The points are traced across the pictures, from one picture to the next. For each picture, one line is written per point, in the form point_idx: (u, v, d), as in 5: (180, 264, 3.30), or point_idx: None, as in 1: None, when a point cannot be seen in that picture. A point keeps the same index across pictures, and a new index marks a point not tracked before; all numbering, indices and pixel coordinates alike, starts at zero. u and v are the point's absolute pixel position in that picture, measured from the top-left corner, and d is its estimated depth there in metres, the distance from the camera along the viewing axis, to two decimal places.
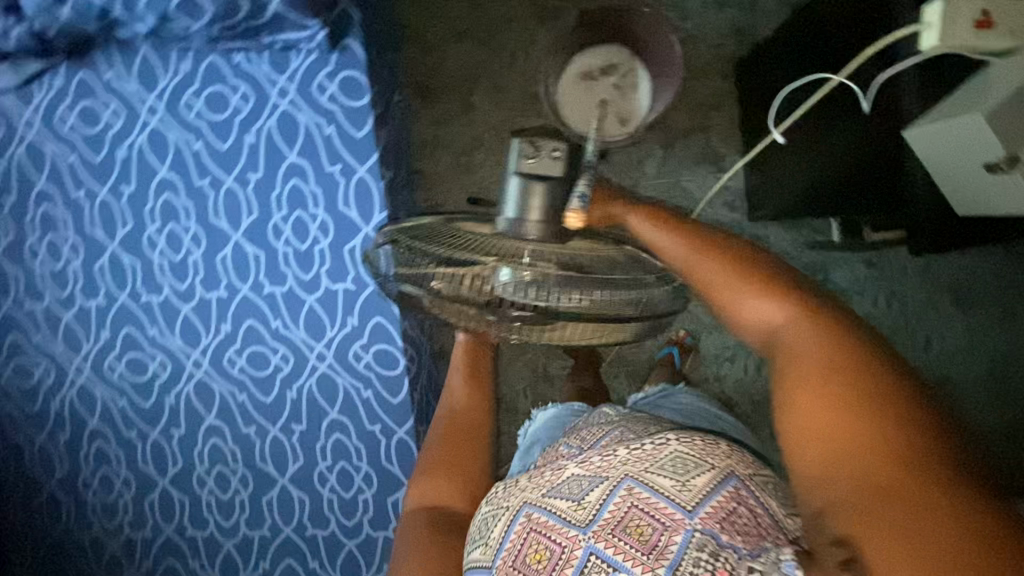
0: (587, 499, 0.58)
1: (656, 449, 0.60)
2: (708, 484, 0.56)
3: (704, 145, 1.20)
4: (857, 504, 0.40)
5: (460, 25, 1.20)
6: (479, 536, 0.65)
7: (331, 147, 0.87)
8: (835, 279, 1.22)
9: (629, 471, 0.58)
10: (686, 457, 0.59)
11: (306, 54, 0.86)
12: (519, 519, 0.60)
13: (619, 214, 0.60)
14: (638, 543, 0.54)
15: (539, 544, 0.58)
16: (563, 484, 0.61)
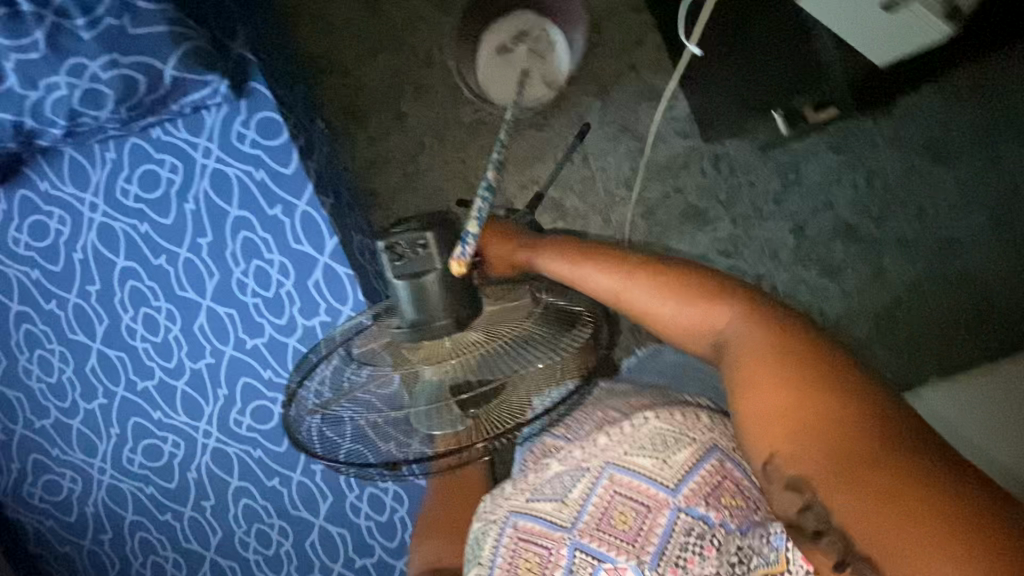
0: (570, 497, 0.79)
1: (638, 430, 0.79)
2: (687, 462, 0.74)
3: (638, 83, 1.18)
4: (831, 481, 0.50)
5: (368, 39, 1.20)
6: (475, 556, 0.83)
7: (267, 191, 0.88)
8: (808, 174, 1.19)
9: (609, 459, 0.78)
10: (665, 435, 0.77)
11: (217, 109, 0.86)
12: (510, 530, 0.80)
13: (523, 260, 0.79)
14: (626, 533, 0.73)
15: (529, 554, 0.78)
16: (551, 490, 0.81)
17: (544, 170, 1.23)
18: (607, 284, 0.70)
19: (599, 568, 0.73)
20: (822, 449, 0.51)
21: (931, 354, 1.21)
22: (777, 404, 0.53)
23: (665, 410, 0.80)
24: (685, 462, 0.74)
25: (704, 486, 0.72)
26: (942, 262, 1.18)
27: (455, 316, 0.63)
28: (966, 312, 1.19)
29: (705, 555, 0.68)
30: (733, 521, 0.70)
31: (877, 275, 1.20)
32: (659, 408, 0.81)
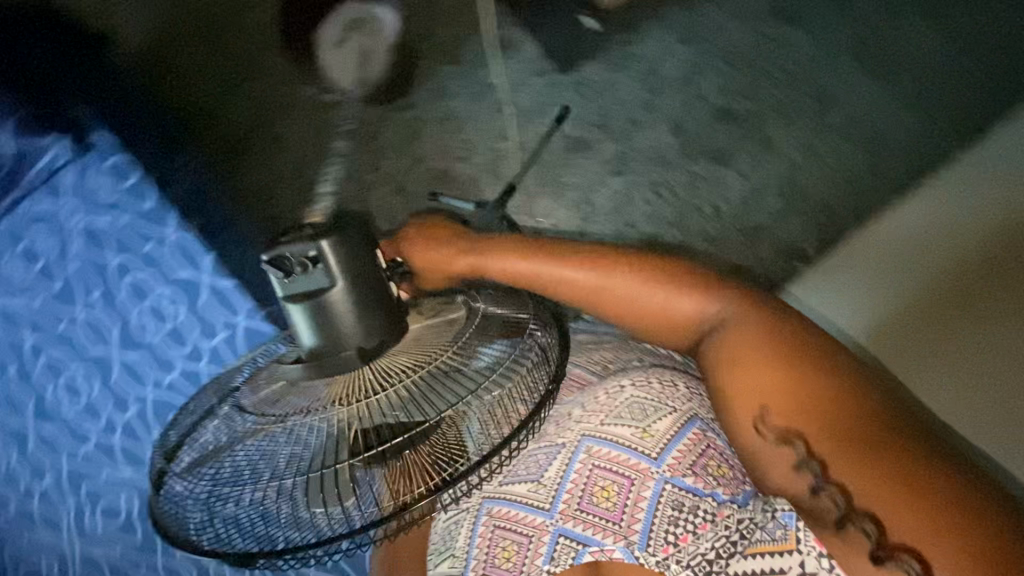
0: (546, 476, 0.78)
1: (614, 399, 0.81)
2: (669, 428, 0.77)
3: (483, 37, 1.21)
4: (829, 453, 0.66)
5: None
6: (446, 548, 0.81)
7: (136, 229, 0.92)
8: (669, 73, 1.20)
9: (587, 431, 0.79)
10: (642, 404, 0.80)
11: (72, 168, 0.92)
12: (484, 517, 0.79)
13: (465, 265, 0.82)
14: (613, 508, 0.74)
15: (506, 543, 0.76)
16: (526, 468, 0.81)
17: (423, 147, 1.26)
18: (585, 281, 0.80)
19: (585, 551, 0.72)
20: (801, 416, 0.69)
21: (845, 206, 1.19)
22: (755, 384, 0.72)
23: (642, 378, 0.84)
24: (666, 431, 0.77)
25: (689, 456, 0.75)
26: (824, 117, 1.19)
27: (380, 341, 0.65)
28: (862, 157, 1.19)
29: (700, 531, 0.70)
30: (722, 491, 0.73)
31: (767, 148, 1.20)
32: (635, 375, 0.85)
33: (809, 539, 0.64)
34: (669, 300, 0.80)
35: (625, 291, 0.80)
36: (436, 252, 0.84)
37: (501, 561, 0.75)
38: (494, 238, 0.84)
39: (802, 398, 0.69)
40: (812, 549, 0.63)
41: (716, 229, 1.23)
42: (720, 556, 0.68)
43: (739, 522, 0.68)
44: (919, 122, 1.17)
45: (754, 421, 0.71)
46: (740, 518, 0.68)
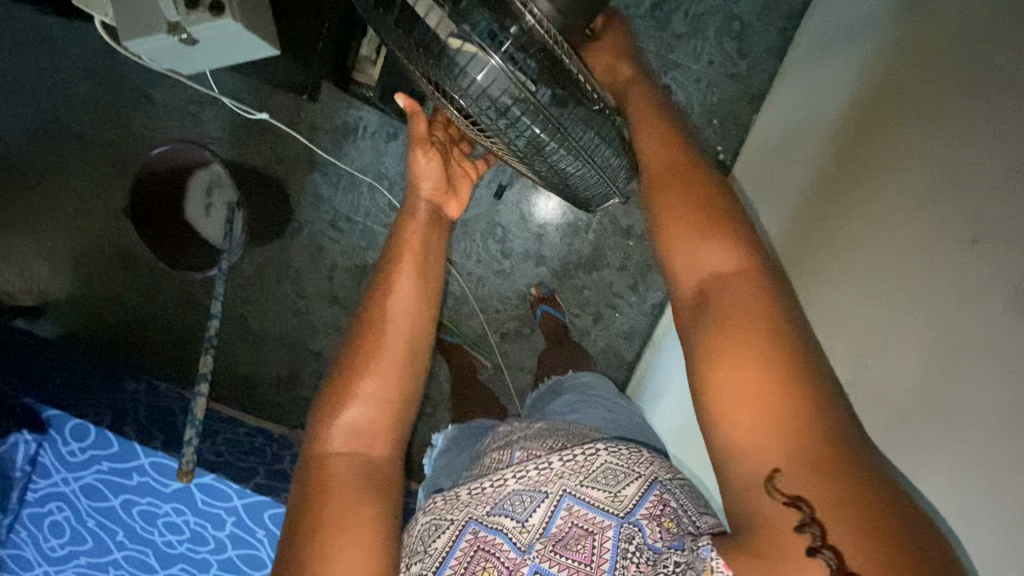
0: (531, 520, 0.58)
1: (588, 460, 0.61)
2: (638, 491, 0.59)
3: (326, 135, 1.24)
4: (786, 445, 0.47)
5: (140, 290, 1.34)
6: (419, 551, 0.61)
7: (118, 470, 0.99)
8: None
9: (567, 487, 0.59)
10: (616, 468, 0.61)
11: (44, 447, 1.00)
12: (467, 535, 0.59)
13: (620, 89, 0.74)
14: (581, 552, 0.57)
15: (487, 564, 0.57)
16: (507, 500, 0.60)
17: (332, 253, 1.29)
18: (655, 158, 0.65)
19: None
20: (788, 443, 0.47)
21: (735, 101, 1.13)
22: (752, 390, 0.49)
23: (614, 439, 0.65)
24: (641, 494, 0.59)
25: (656, 515, 0.57)
26: (669, 28, 1.12)
27: None
28: (725, 47, 1.12)
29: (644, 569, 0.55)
30: (660, 540, 0.56)
31: None
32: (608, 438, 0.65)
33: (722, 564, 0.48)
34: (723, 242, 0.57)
35: (673, 199, 0.61)
36: (617, 60, 0.74)
37: None
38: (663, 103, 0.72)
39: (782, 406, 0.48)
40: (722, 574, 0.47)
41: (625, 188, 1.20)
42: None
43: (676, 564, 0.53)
44: None
45: (734, 437, 0.50)
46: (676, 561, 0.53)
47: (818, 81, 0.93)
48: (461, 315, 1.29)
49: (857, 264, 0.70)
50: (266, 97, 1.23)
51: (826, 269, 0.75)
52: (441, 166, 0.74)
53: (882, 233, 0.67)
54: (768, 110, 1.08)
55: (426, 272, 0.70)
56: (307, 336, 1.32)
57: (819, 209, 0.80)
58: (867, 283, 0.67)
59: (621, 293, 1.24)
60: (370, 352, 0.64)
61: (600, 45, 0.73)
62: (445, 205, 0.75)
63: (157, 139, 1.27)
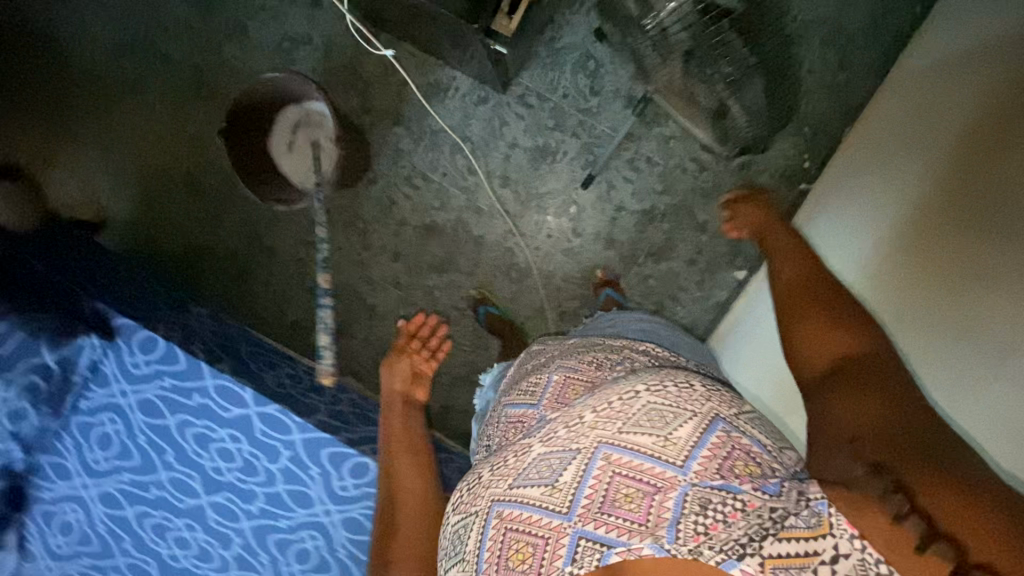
0: (562, 479, 0.56)
1: (626, 404, 0.58)
2: (693, 434, 0.55)
3: (417, 91, 1.24)
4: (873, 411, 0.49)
5: (201, 219, 1.34)
6: (455, 552, 0.61)
7: (180, 389, 0.99)
8: (601, 55, 1.19)
9: (603, 436, 0.56)
10: (661, 409, 0.57)
11: (109, 358, 1.00)
12: (494, 520, 0.58)
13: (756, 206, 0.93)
14: (635, 512, 0.53)
15: (518, 542, 0.56)
16: (530, 468, 0.59)
17: (403, 209, 1.29)
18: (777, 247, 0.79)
19: (610, 555, 0.53)
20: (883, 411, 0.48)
21: (828, 113, 1.15)
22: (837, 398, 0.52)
23: (656, 379, 0.60)
24: (690, 437, 0.55)
25: (718, 461, 0.53)
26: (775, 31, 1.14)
27: None
28: (828, 58, 1.14)
29: (732, 519, 0.49)
30: (739, 480, 0.52)
31: None
32: (649, 377, 0.61)
33: (844, 522, 0.43)
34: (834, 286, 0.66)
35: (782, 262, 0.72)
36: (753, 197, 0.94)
37: (513, 563, 0.56)
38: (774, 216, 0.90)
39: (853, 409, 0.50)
40: (845, 530, 0.42)
41: (707, 182, 1.21)
42: (752, 541, 0.46)
43: (770, 510, 0.47)
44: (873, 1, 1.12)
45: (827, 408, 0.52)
46: (772, 509, 0.47)
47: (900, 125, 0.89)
48: (522, 288, 1.30)
49: (969, 305, 0.65)
50: (362, 47, 1.24)
51: (927, 303, 0.70)
52: (410, 365, 1.04)
53: (983, 265, 0.64)
54: (883, 99, 1.01)
55: (409, 443, 0.83)
56: (364, 288, 1.32)
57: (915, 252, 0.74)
58: (967, 314, 0.65)
59: (687, 287, 1.25)
60: (390, 526, 0.72)
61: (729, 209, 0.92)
62: (414, 394, 0.99)
63: (244, 71, 1.27)
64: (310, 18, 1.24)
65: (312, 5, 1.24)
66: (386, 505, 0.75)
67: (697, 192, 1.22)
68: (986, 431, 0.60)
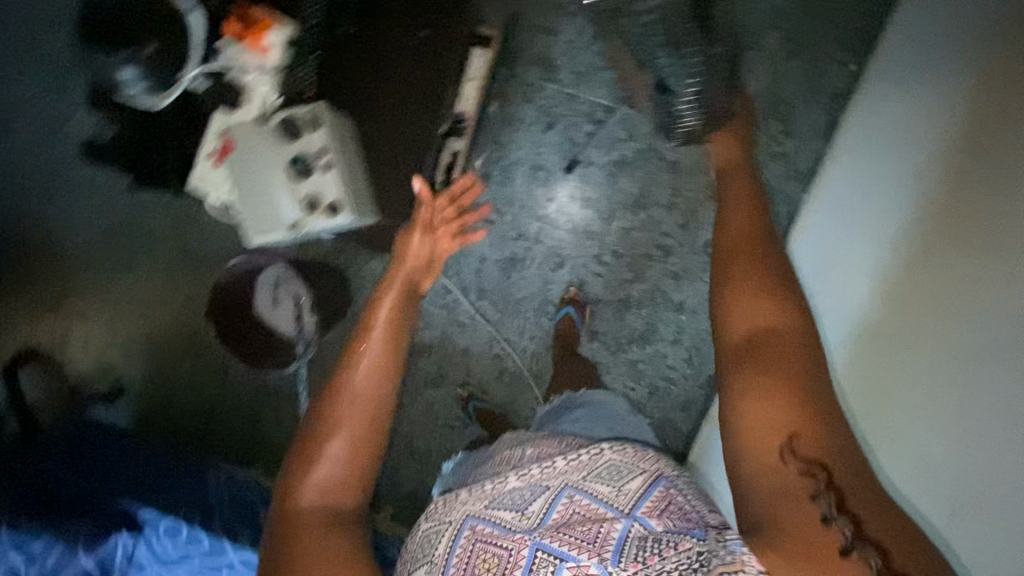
0: (530, 508, 0.68)
1: (591, 459, 0.72)
2: (640, 484, 0.67)
3: None
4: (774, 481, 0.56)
5: (213, 367, 1.43)
6: (426, 558, 0.70)
7: (210, 565, 1.06)
8: (551, 160, 1.21)
9: (568, 480, 0.69)
10: (618, 464, 0.71)
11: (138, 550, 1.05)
12: (466, 531, 0.68)
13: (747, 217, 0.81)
14: (585, 533, 0.62)
15: (484, 554, 0.65)
16: (507, 495, 0.71)
17: None
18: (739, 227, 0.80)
19: (561, 569, 0.60)
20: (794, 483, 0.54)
21: (783, 180, 1.16)
22: (773, 415, 0.58)
23: (620, 444, 0.75)
24: (639, 487, 0.67)
25: (661, 510, 0.63)
26: None
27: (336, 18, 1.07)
28: (771, 128, 1.15)
29: (665, 553, 0.58)
30: (676, 527, 0.61)
31: (678, 171, 1.19)
32: (614, 442, 0.76)
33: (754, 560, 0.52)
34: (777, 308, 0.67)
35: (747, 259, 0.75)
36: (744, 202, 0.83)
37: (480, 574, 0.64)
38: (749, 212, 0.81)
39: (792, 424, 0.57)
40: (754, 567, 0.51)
41: (676, 265, 1.23)
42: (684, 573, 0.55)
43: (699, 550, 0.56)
44: (804, 68, 1.13)
45: (758, 453, 0.58)
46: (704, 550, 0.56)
47: (872, 195, 0.93)
48: (515, 390, 1.33)
49: (936, 406, 0.70)
50: None
51: (905, 398, 0.75)
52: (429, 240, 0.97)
53: (926, 326, 0.75)
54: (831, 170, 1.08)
55: (380, 362, 0.78)
56: None
57: (897, 337, 0.79)
58: (907, 360, 0.76)
59: (676, 365, 1.26)
60: (333, 413, 0.73)
61: (731, 179, 0.88)
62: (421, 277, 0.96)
63: (225, 234, 1.37)
64: None
65: None
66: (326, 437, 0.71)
67: (670, 274, 1.23)
68: (935, 506, 0.67)
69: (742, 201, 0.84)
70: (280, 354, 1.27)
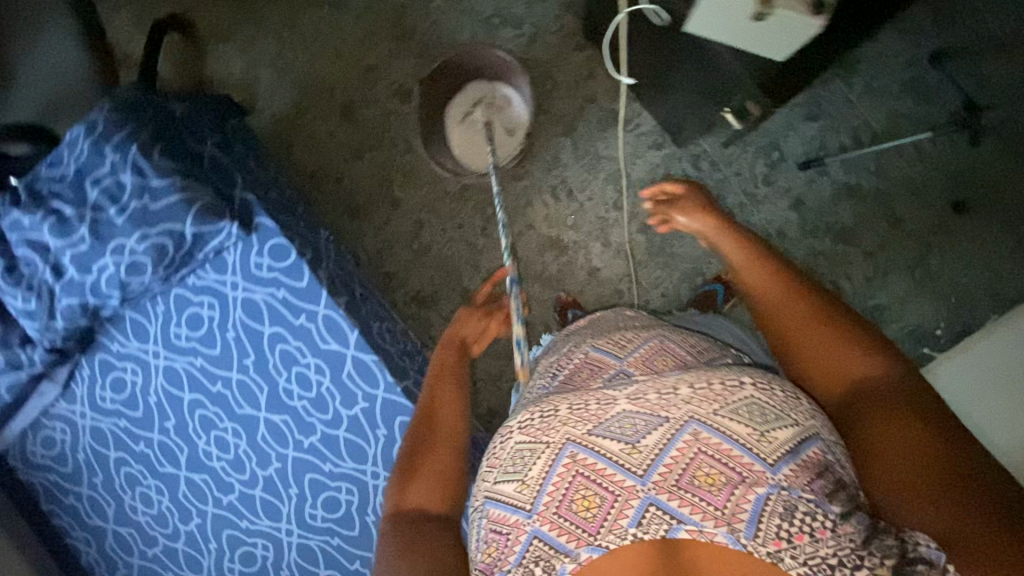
0: (643, 442, 0.60)
1: (728, 392, 0.61)
2: (790, 438, 0.58)
3: (600, 112, 1.25)
4: (920, 510, 0.51)
5: (352, 145, 1.34)
6: (514, 469, 0.62)
7: (290, 306, 1.00)
8: (789, 149, 1.19)
9: (695, 414, 0.60)
10: (762, 406, 0.60)
11: (235, 248, 0.99)
12: (565, 458, 0.61)
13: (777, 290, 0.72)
14: (717, 497, 0.56)
15: (586, 489, 0.59)
16: (613, 421, 0.62)
17: (534, 214, 1.30)
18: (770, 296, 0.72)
19: (677, 528, 0.57)
20: (947, 518, 0.50)
21: (981, 292, 1.15)
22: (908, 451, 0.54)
23: (766, 380, 0.63)
24: (789, 441, 0.58)
25: (808, 476, 0.56)
26: (962, 195, 1.14)
27: None
28: (1003, 241, 1.13)
29: (819, 536, 0.53)
30: (828, 502, 0.55)
31: (896, 228, 1.16)
32: (756, 375, 0.64)
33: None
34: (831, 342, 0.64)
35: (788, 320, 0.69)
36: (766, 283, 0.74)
37: (578, 507, 0.59)
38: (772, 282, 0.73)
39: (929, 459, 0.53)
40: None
41: None
42: (841, 565, 0.52)
43: (867, 543, 0.52)
44: None
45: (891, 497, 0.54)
46: (869, 539, 0.52)
47: None
48: None
49: None
50: (564, 54, 1.25)
51: None
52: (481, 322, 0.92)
53: None
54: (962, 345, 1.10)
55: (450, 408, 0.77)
56: (465, 270, 1.33)
57: None
58: None
59: None
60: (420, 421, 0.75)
61: (698, 215, 0.90)
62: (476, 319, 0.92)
63: (447, 30, 1.28)
64: (529, 6, 1.25)
65: None
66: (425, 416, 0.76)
67: None
68: None
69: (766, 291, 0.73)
70: (481, 164, 1.21)
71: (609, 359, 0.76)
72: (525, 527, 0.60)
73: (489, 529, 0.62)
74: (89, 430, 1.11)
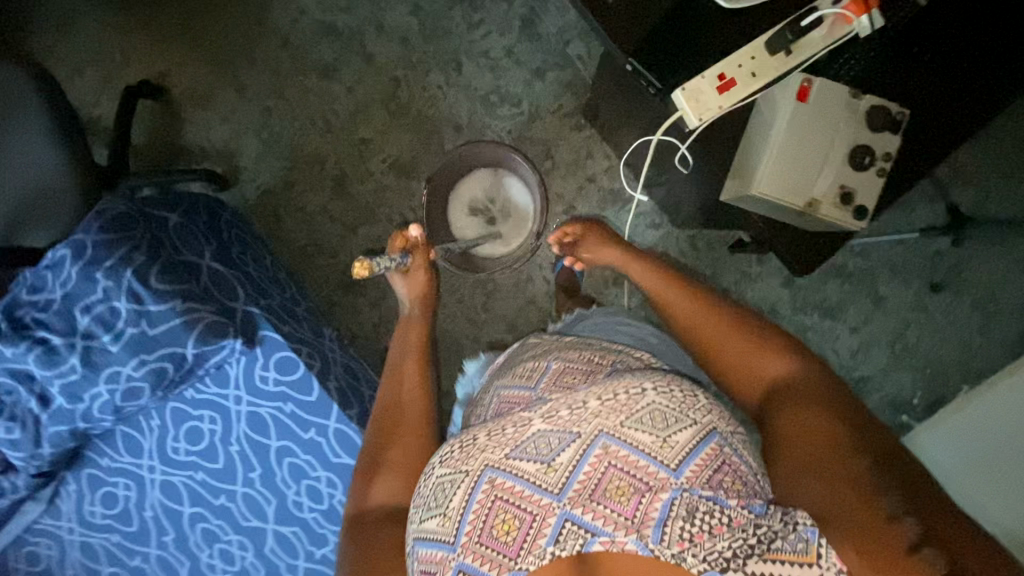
0: (558, 460, 0.60)
1: (630, 400, 0.62)
2: (688, 441, 0.59)
3: (600, 191, 1.24)
4: (805, 481, 0.56)
5: (347, 218, 1.27)
6: (435, 505, 0.62)
7: (299, 418, 0.97)
8: None
9: (603, 427, 0.60)
10: (662, 410, 0.61)
11: (236, 362, 0.94)
12: (483, 485, 0.60)
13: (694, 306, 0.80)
14: (624, 507, 0.56)
15: (505, 513, 0.58)
16: (529, 442, 0.62)
17: (535, 290, 1.31)
18: (684, 311, 0.80)
19: (592, 542, 0.56)
20: (828, 484, 0.55)
21: (954, 364, 1.23)
22: (800, 436, 0.60)
23: (665, 383, 0.64)
24: (688, 442, 0.59)
25: (706, 474, 0.58)
26: (936, 274, 1.22)
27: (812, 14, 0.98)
28: (973, 317, 1.22)
29: (716, 532, 0.54)
30: (727, 496, 0.56)
31: (879, 305, 1.23)
32: (657, 379, 0.65)
33: (832, 557, 0.51)
34: (744, 350, 0.72)
35: (704, 333, 0.76)
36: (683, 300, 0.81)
37: (498, 532, 0.58)
38: (687, 299, 0.81)
39: (815, 441, 0.59)
40: (832, 564, 0.50)
41: None
42: (736, 558, 0.52)
43: (756, 528, 0.53)
44: None
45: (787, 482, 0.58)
46: (757, 525, 0.54)
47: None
48: None
49: None
50: (563, 133, 1.24)
51: None
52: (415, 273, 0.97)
53: None
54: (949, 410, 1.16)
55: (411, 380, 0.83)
56: (466, 346, 1.32)
57: None
58: None
59: None
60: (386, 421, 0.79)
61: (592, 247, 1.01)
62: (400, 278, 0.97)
63: (443, 105, 1.24)
64: (528, 85, 1.23)
65: (534, 73, 1.23)
66: (386, 418, 0.80)
67: None
68: None
69: (683, 308, 0.80)
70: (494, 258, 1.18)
71: (523, 394, 0.76)
72: (449, 564, 0.58)
73: (421, 570, 0.61)
74: (77, 546, 1.05)
